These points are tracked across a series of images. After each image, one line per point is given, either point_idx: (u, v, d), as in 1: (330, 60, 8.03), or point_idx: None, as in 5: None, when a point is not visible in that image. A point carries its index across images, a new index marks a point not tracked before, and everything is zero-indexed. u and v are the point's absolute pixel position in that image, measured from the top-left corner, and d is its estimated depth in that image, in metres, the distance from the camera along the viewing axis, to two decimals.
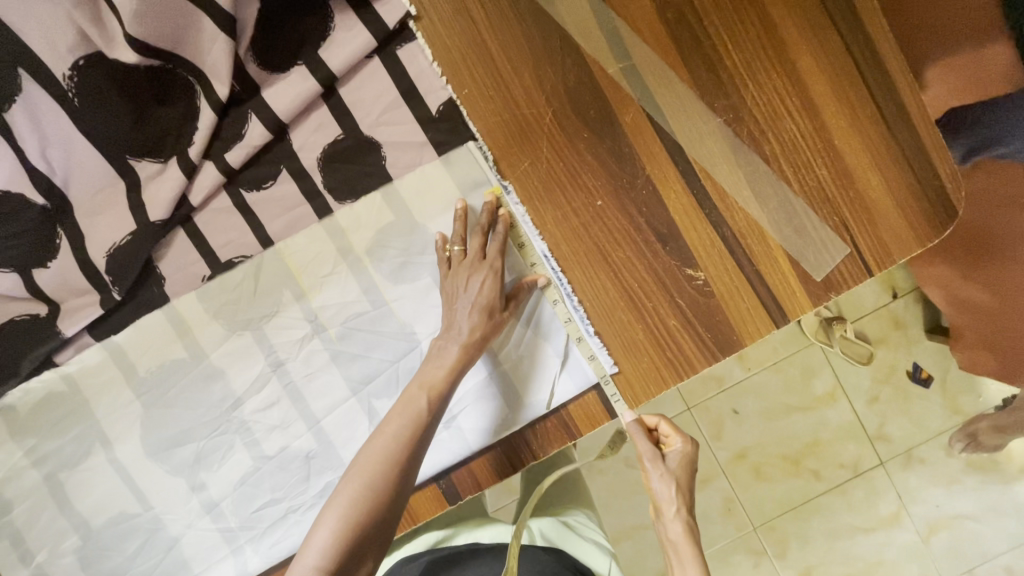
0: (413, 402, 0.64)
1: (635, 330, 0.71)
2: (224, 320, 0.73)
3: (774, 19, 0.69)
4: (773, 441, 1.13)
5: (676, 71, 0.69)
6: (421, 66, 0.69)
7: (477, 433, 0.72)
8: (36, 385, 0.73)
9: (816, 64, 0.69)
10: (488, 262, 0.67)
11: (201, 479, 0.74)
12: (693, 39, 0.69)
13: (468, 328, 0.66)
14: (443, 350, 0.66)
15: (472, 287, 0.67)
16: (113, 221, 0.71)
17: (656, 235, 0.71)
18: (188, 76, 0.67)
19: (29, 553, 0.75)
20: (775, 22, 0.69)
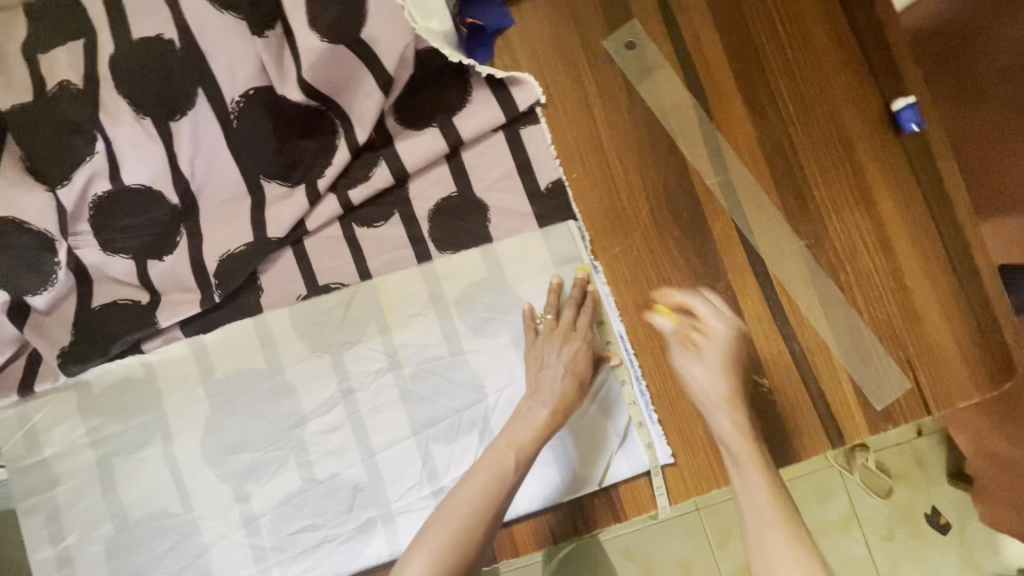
0: (501, 460, 0.65)
1: (692, 424, 0.74)
2: (308, 340, 0.76)
3: (860, 164, 0.76)
4: None
5: (767, 193, 0.76)
6: (540, 146, 0.76)
7: (530, 499, 0.72)
8: (117, 367, 0.76)
9: (896, 210, 0.76)
10: (580, 334, 0.71)
11: (247, 491, 0.75)
12: (787, 167, 0.76)
13: (555, 393, 0.68)
14: (533, 412, 0.67)
15: (558, 355, 0.70)
16: (231, 230, 0.76)
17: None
18: (335, 119, 0.74)
19: (60, 533, 0.75)
20: (862, 168, 0.76)
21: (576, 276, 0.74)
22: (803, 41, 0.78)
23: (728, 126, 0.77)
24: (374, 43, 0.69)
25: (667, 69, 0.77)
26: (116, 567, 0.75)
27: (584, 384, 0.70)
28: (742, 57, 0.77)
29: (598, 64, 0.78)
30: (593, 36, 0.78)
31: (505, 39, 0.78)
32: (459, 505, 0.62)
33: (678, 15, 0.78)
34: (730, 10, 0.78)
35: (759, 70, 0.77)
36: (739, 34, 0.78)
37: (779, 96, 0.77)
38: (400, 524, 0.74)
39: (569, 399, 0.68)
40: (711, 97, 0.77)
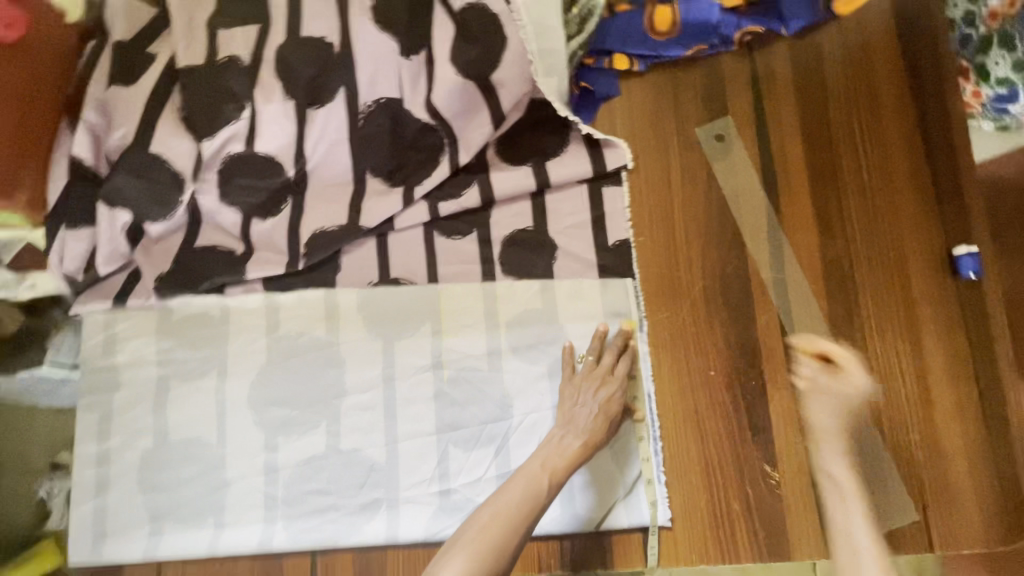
0: (536, 481, 0.70)
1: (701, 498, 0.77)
2: (368, 323, 0.84)
3: (911, 296, 0.80)
4: None
5: (817, 300, 0.80)
6: (617, 206, 0.84)
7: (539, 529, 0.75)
8: (199, 302, 0.86)
9: (938, 347, 0.79)
10: (617, 378, 0.76)
11: (277, 443, 0.82)
12: (841, 280, 0.81)
13: (586, 428, 0.74)
14: (564, 442, 0.73)
15: (592, 395, 0.76)
16: (329, 210, 0.85)
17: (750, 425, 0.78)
18: (445, 138, 0.83)
19: (107, 433, 0.84)
20: (913, 299, 0.80)
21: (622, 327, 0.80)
22: (881, 171, 0.83)
23: (794, 230, 0.82)
24: (498, 84, 0.80)
25: (749, 166, 0.84)
26: (144, 477, 0.82)
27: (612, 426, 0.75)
28: (820, 172, 0.83)
29: (687, 147, 0.85)
30: (689, 121, 0.85)
31: (609, 105, 0.87)
32: (498, 512, 0.67)
33: (770, 120, 0.85)
34: (821, 127, 0.84)
35: (833, 187, 0.83)
36: (822, 151, 0.84)
37: (848, 215, 0.82)
38: (403, 512, 0.79)
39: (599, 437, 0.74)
40: (784, 201, 0.83)
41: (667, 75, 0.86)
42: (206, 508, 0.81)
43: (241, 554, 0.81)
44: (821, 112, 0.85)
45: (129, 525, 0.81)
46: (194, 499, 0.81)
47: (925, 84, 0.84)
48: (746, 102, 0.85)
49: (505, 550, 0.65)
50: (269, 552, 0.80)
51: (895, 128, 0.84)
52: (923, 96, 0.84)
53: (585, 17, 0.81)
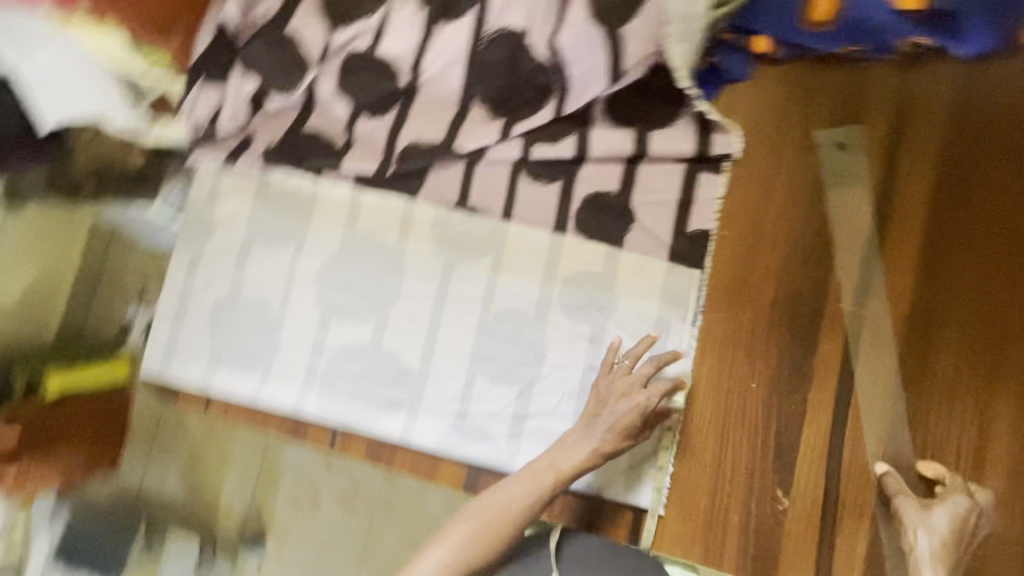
0: (539, 478, 0.73)
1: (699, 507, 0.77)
2: (436, 241, 0.88)
3: (1002, 374, 0.72)
4: None
5: (891, 343, 0.75)
6: (708, 193, 0.81)
7: None
8: (293, 180, 0.92)
9: (1014, 431, 0.71)
10: (645, 396, 0.73)
11: (329, 324, 0.89)
12: (926, 331, 0.74)
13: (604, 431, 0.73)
14: (576, 446, 0.74)
15: (615, 406, 0.74)
16: (429, 125, 0.88)
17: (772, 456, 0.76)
18: (556, 82, 0.83)
19: (195, 271, 0.94)
20: (1005, 374, 0.72)
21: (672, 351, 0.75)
22: (1019, 232, 0.73)
23: (890, 270, 0.76)
24: (625, 40, 0.78)
25: (862, 190, 0.78)
26: (214, 318, 0.93)
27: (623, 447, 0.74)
28: (942, 216, 0.76)
29: (802, 153, 0.80)
30: (813, 127, 0.80)
31: (734, 88, 0.82)
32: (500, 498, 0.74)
33: (903, 147, 0.77)
34: (964, 163, 0.75)
35: (953, 237, 0.75)
36: (954, 194, 0.75)
37: (959, 270, 0.74)
38: (420, 420, 0.84)
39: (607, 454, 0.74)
40: (889, 237, 0.77)
41: (805, 73, 0.80)
42: (257, 361, 0.90)
43: (276, 409, 0.90)
44: (967, 152, 0.76)
45: (194, 354, 0.93)
46: (249, 350, 0.91)
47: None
48: (883, 122, 0.78)
49: (492, 544, 0.73)
50: (299, 416, 0.89)
51: None
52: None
53: None
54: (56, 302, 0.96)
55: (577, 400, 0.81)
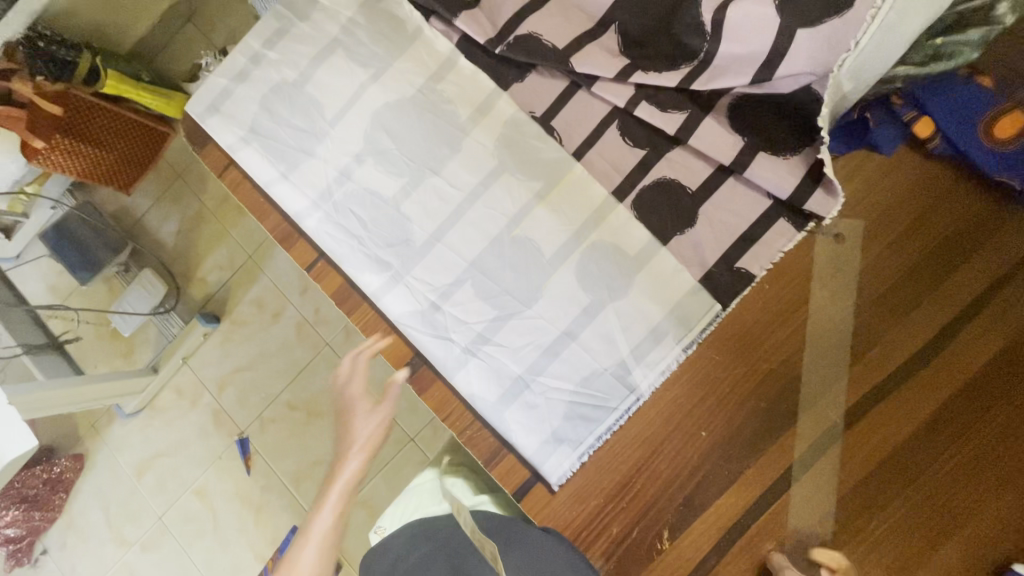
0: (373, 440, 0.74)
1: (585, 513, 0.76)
2: (500, 141, 0.84)
3: (943, 549, 0.68)
4: (355, 426, 1.47)
5: (858, 465, 0.72)
6: (776, 242, 0.75)
7: (469, 394, 0.81)
8: (406, 9, 0.88)
9: None
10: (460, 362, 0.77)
11: (364, 161, 0.87)
12: (898, 471, 0.70)
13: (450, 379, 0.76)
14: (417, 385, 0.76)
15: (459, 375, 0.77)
16: (559, 28, 0.83)
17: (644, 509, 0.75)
18: (702, 49, 0.74)
19: (272, 43, 0.92)
20: (951, 548, 0.67)
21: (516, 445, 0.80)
22: None
23: (895, 407, 0.71)
24: (794, 49, 0.68)
25: (921, 322, 0.72)
26: (267, 96, 0.91)
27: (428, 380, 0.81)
28: (982, 390, 0.69)
29: (892, 252, 0.73)
30: (917, 235, 0.72)
31: (866, 156, 0.74)
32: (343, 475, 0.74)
33: (990, 306, 0.70)
34: None
35: (978, 414, 0.69)
36: (1008, 376, 0.68)
37: (961, 446, 0.69)
38: (396, 289, 0.84)
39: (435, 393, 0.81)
40: (916, 379, 0.71)
41: (947, 181, 0.72)
42: (286, 156, 0.89)
43: (280, 207, 0.89)
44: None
45: (235, 118, 0.92)
46: (284, 142, 0.90)
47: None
48: (986, 273, 0.71)
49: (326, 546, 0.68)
50: (296, 225, 0.89)
51: None
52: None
53: (939, 55, 0.68)
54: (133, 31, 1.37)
55: (540, 354, 0.80)
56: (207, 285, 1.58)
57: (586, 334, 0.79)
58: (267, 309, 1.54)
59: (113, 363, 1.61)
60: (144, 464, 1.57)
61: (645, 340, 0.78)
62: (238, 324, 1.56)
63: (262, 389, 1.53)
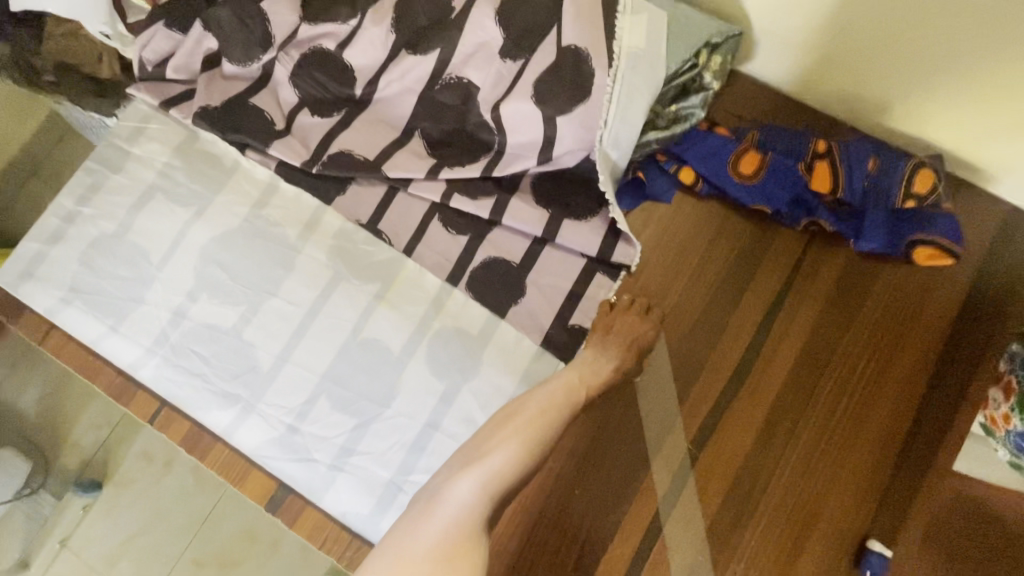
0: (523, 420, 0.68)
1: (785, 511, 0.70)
2: (332, 252, 0.87)
3: (810, 527, 0.74)
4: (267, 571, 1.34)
5: (724, 474, 0.76)
6: (598, 294, 0.82)
7: (342, 511, 0.77)
8: (223, 146, 0.92)
9: None
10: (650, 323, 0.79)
11: (198, 296, 0.86)
12: (759, 468, 0.76)
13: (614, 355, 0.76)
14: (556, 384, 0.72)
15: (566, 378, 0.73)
16: (367, 141, 0.89)
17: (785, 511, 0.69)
18: (495, 141, 0.83)
19: (86, 199, 0.91)
20: (816, 522, 0.74)
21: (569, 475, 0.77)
22: (865, 394, 0.77)
23: (736, 416, 0.78)
24: (559, 133, 0.78)
25: (736, 336, 0.80)
26: (87, 251, 0.88)
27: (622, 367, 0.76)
28: (797, 381, 0.78)
29: (696, 280, 0.82)
30: (713, 260, 0.83)
31: (653, 207, 0.85)
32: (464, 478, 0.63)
33: (784, 308, 0.80)
34: (836, 323, 0.79)
35: (801, 402, 0.77)
36: (815, 360, 0.78)
37: (796, 438, 0.76)
38: (248, 421, 0.81)
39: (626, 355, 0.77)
40: (746, 383, 0.78)
41: (721, 215, 0.84)
42: (113, 308, 0.86)
43: (113, 362, 0.85)
44: (835, 329, 0.79)
45: (53, 280, 0.88)
46: (109, 294, 0.86)
47: (959, 366, 0.77)
48: (774, 281, 0.81)
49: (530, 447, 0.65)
50: (133, 376, 0.85)
51: (896, 389, 0.77)
52: (944, 374, 0.77)
53: (677, 119, 0.82)
54: None
55: (407, 453, 0.79)
56: (82, 449, 1.42)
57: (447, 421, 0.79)
58: (156, 460, 1.41)
59: None
60: None
61: None
62: (123, 484, 1.40)
63: (152, 555, 1.36)
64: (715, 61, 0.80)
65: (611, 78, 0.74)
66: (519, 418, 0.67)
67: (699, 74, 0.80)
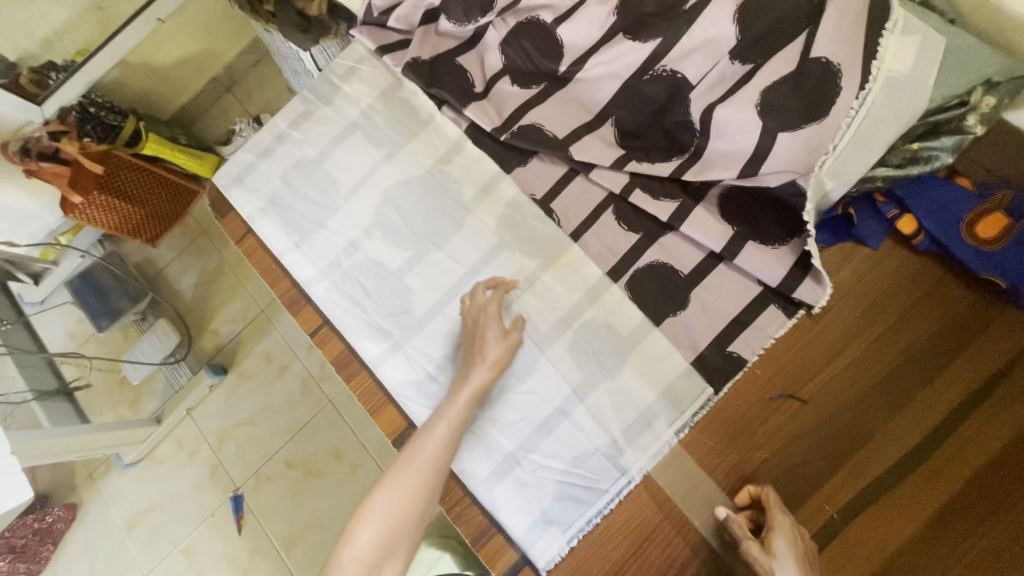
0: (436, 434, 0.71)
1: (796, 539, 0.67)
2: (501, 219, 0.88)
3: None
4: (352, 488, 1.45)
5: (874, 554, 0.70)
6: (766, 327, 0.77)
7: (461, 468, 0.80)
8: (421, 97, 0.96)
9: None
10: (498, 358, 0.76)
11: (373, 234, 0.92)
12: (920, 563, 0.68)
13: (491, 356, 0.75)
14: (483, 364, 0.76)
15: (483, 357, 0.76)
16: (560, 120, 0.89)
17: (793, 542, 0.66)
18: (693, 142, 0.79)
19: (295, 124, 1.00)
20: None
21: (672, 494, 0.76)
22: None
23: (900, 497, 0.71)
24: (774, 150, 0.72)
25: (913, 420, 0.72)
26: (288, 171, 0.98)
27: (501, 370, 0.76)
28: (994, 481, 0.68)
29: (886, 338, 0.75)
30: (912, 323, 0.74)
31: (853, 248, 0.77)
32: (395, 498, 0.66)
33: (981, 406, 0.71)
34: None
35: (994, 507, 0.67)
36: None
37: (963, 551, 0.65)
38: (394, 359, 0.86)
39: (507, 358, 0.76)
40: (923, 465, 0.71)
41: (936, 276, 0.74)
42: (300, 227, 0.94)
43: (289, 274, 0.93)
44: None
45: (257, 189, 0.98)
46: (299, 213, 0.95)
47: None
48: (976, 374, 0.72)
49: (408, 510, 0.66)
50: (304, 292, 0.92)
51: None
52: None
53: (915, 158, 0.72)
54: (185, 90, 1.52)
55: (533, 431, 0.80)
56: (219, 337, 1.62)
57: (578, 413, 0.80)
58: (274, 363, 1.57)
59: (118, 412, 1.63)
60: (136, 518, 1.54)
61: (637, 421, 0.79)
62: (245, 376, 1.58)
63: (262, 445, 1.52)
64: (986, 102, 0.69)
65: (857, 102, 0.68)
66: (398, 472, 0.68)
67: (962, 114, 0.70)
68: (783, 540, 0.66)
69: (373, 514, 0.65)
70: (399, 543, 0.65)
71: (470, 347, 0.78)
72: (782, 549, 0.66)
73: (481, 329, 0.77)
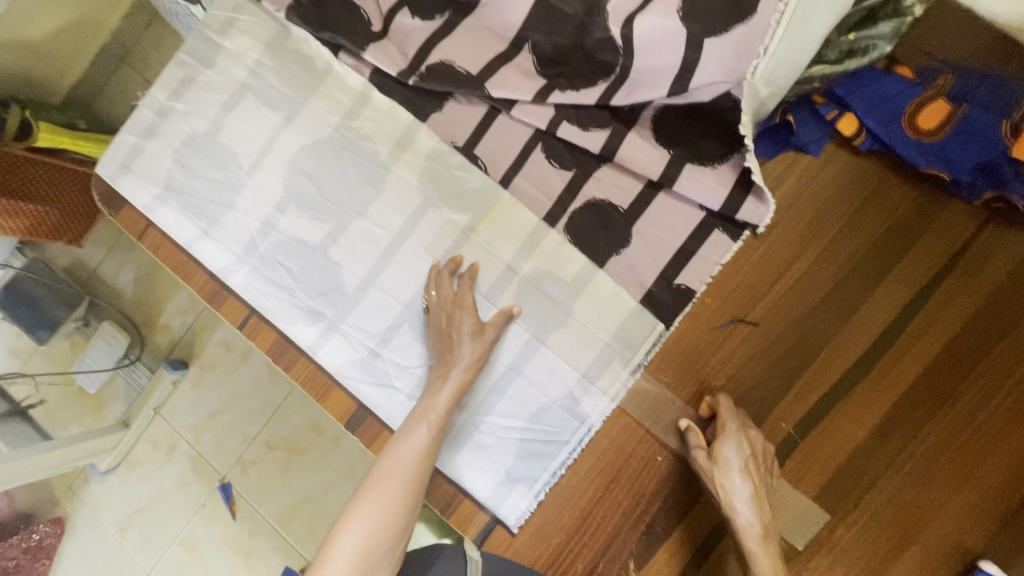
0: (415, 433, 0.70)
1: (744, 443, 0.69)
2: (423, 174, 0.81)
3: (928, 522, 0.69)
4: (335, 459, 1.42)
5: (837, 457, 0.71)
6: (713, 253, 0.74)
7: None
8: (313, 45, 0.85)
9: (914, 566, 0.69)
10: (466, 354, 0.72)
11: (286, 209, 0.83)
12: (879, 456, 0.71)
13: (467, 356, 0.72)
14: (452, 362, 0.73)
15: (458, 358, 0.73)
16: (470, 52, 0.79)
17: (740, 445, 0.69)
18: (618, 61, 0.71)
19: (178, 94, 0.87)
20: (935, 517, 0.69)
21: (640, 437, 0.75)
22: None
23: (858, 401, 0.71)
24: (703, 61, 0.67)
25: (865, 325, 0.71)
26: (181, 150, 0.86)
27: (478, 368, 0.73)
28: (941, 371, 0.70)
29: (837, 244, 0.72)
30: (862, 225, 0.72)
31: (795, 157, 0.72)
32: (377, 504, 0.64)
33: (932, 301, 0.70)
34: (1004, 313, 0.69)
35: (942, 395, 0.70)
36: (968, 352, 0.69)
37: (917, 446, 0.70)
38: (332, 340, 0.81)
39: (484, 355, 0.74)
40: (878, 366, 0.71)
41: (880, 174, 0.71)
42: (205, 211, 0.85)
43: (204, 266, 0.85)
44: (1003, 319, 0.69)
45: (150, 175, 0.87)
46: (201, 196, 0.85)
47: None
48: (923, 271, 0.71)
49: (392, 521, 0.64)
50: (223, 282, 0.85)
51: None
52: None
53: (853, 51, 0.66)
54: (72, 67, 1.32)
55: (489, 394, 0.77)
56: (170, 331, 1.52)
57: (531, 368, 0.77)
58: (234, 350, 1.48)
59: (84, 421, 1.55)
60: (127, 519, 1.50)
61: (592, 367, 0.76)
62: (207, 367, 1.49)
63: (238, 432, 1.47)
64: None
65: None
66: (376, 481, 0.66)
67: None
68: (729, 444, 0.69)
69: (351, 529, 0.63)
70: (380, 562, 0.62)
71: (442, 347, 0.74)
72: (729, 454, 0.68)
73: (455, 327, 0.73)
